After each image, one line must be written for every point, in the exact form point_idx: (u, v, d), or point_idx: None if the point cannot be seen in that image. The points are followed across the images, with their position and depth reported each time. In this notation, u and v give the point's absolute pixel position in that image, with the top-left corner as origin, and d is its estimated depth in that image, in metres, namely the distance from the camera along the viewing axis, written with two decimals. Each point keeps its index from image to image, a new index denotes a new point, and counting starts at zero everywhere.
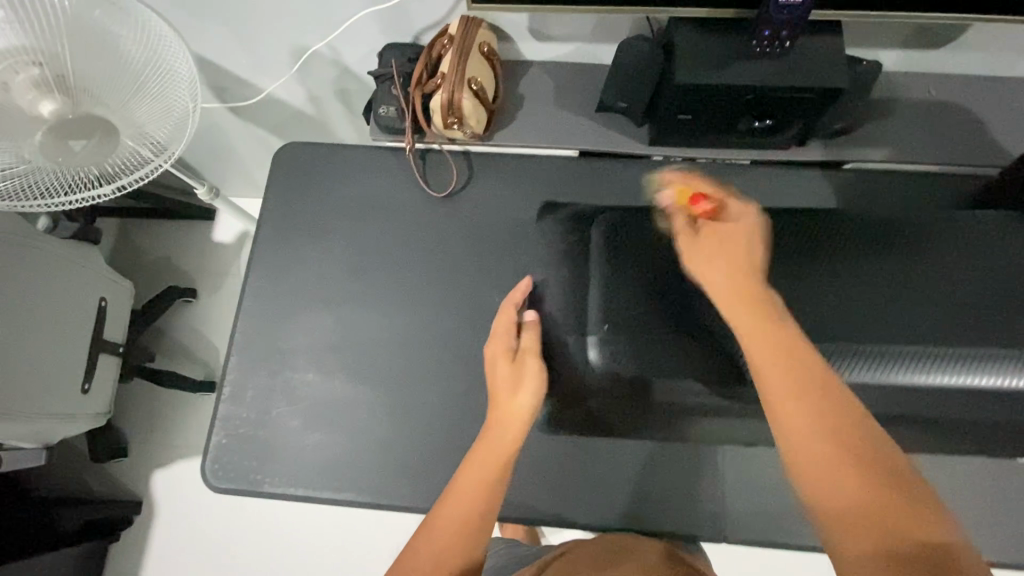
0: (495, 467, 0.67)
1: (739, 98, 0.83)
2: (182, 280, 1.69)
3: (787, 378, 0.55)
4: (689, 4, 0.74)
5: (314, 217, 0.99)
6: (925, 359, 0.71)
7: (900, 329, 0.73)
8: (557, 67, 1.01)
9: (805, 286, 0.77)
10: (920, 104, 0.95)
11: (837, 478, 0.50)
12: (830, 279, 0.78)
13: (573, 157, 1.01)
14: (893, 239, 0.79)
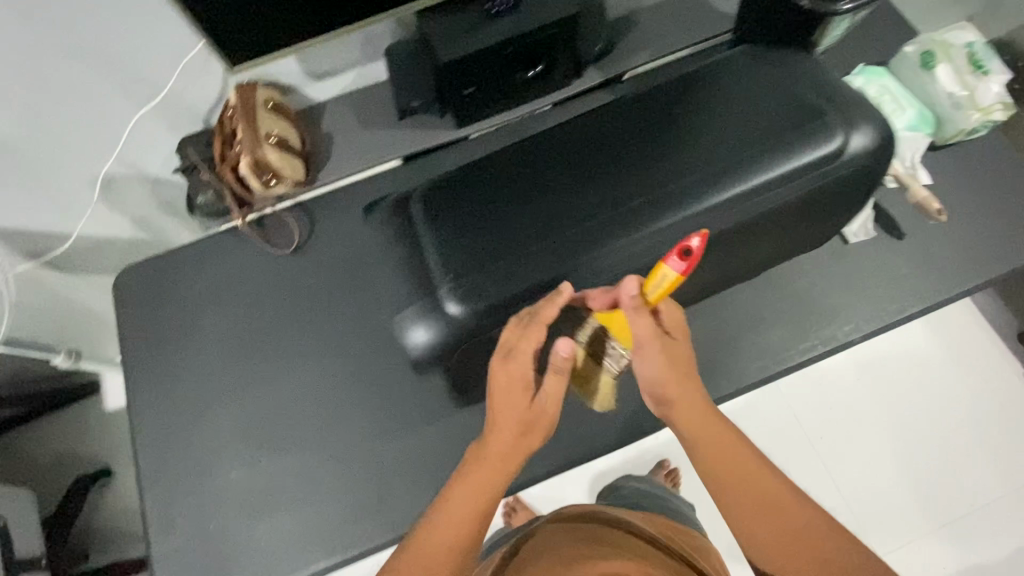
0: (486, 467, 0.64)
1: (501, 54, 0.93)
2: (87, 463, 1.55)
3: (733, 474, 0.64)
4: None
5: (177, 325, 0.97)
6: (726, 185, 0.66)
7: (727, 149, 0.67)
8: (349, 97, 1.07)
9: (615, 158, 0.69)
10: (655, 7, 1.09)
11: (760, 496, 0.63)
12: (641, 139, 0.70)
13: (399, 165, 1.07)
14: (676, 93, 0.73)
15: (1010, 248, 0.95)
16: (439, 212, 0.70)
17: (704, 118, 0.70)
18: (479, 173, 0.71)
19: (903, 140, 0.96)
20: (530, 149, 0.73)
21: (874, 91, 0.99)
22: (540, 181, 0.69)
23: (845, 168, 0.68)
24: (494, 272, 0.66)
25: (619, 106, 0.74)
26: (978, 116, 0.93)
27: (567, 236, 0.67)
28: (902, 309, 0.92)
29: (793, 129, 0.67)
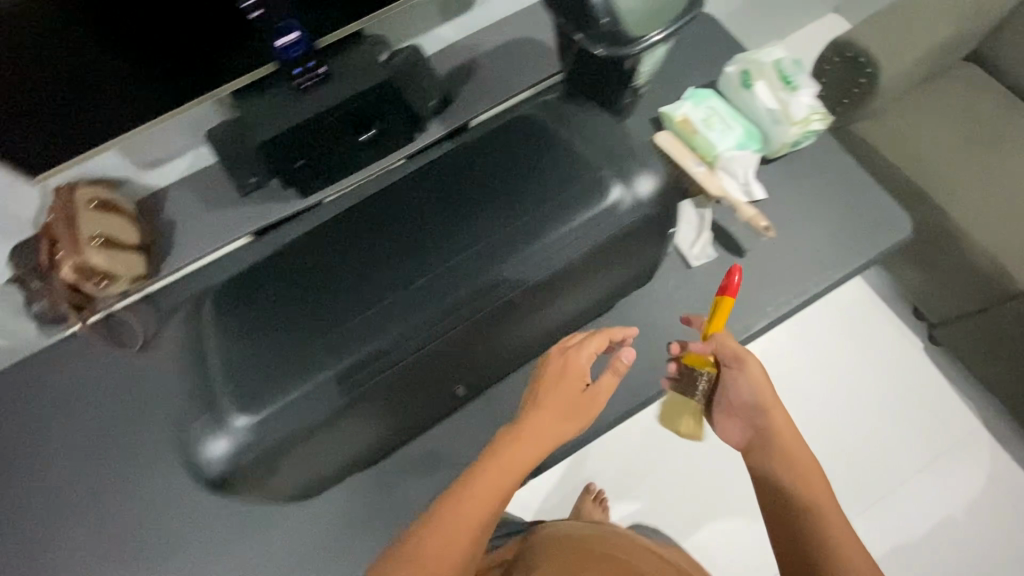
0: (517, 457, 0.73)
1: (324, 125, 0.92)
2: None
3: (775, 455, 0.74)
4: (228, 80, 0.83)
5: (28, 442, 0.94)
6: (472, 270, 0.84)
7: (474, 240, 0.85)
8: (189, 180, 1.05)
9: (392, 252, 0.85)
10: (490, 54, 1.11)
11: (811, 481, 0.70)
12: (459, 212, 0.87)
13: (251, 242, 1.05)
14: (442, 186, 0.89)
15: (847, 253, 0.97)
16: (241, 314, 0.82)
17: (461, 209, 0.87)
18: (322, 258, 0.85)
19: (735, 159, 0.97)
20: (322, 244, 0.86)
21: (702, 113, 1.01)
22: (331, 278, 0.84)
23: (624, 213, 0.89)
24: (290, 366, 0.80)
25: (399, 199, 0.89)
26: (797, 128, 0.96)
27: (351, 326, 0.81)
28: (747, 328, 0.94)
29: (575, 188, 0.87)
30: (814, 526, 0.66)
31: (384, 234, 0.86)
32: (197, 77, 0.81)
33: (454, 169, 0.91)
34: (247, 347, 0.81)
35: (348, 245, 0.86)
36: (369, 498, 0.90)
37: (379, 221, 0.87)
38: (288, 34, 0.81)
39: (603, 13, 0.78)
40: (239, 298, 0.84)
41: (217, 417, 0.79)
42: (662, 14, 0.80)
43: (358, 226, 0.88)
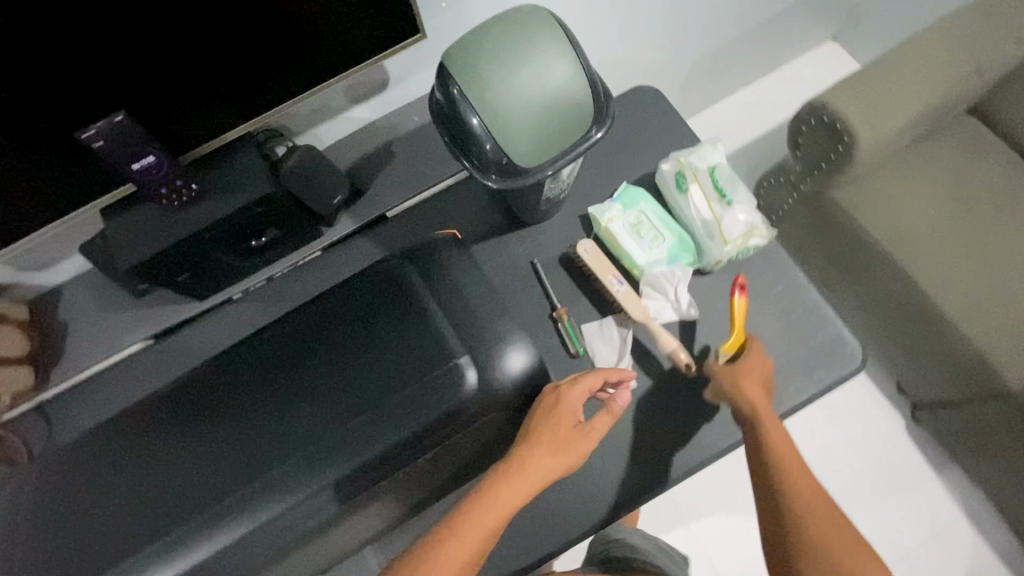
0: (514, 497, 0.68)
1: (206, 239, 0.84)
2: None
3: (785, 459, 0.75)
4: (87, 199, 0.77)
5: None
6: (311, 458, 0.62)
7: (322, 416, 0.64)
8: (86, 278, 0.99)
9: (218, 425, 0.65)
10: (408, 138, 1.01)
11: (807, 490, 0.73)
12: (273, 403, 0.66)
13: (146, 346, 0.98)
14: (294, 335, 0.70)
15: (792, 384, 0.85)
16: (40, 501, 0.65)
17: (308, 367, 0.67)
18: (100, 459, 0.66)
19: (662, 273, 0.87)
20: (139, 415, 0.67)
21: (631, 218, 0.90)
22: (139, 462, 0.65)
23: (482, 405, 0.65)
24: None
25: (244, 352, 0.70)
26: (733, 248, 0.86)
27: (150, 532, 0.61)
28: (673, 471, 0.83)
29: (422, 380, 0.64)
30: (820, 534, 0.71)
31: (212, 400, 0.67)
32: (48, 199, 0.75)
33: (311, 309, 0.72)
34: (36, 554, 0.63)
35: (165, 419, 0.66)
36: None
37: (213, 383, 0.68)
38: (143, 157, 0.73)
39: (484, 137, 0.69)
40: (43, 487, 0.66)
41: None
42: (555, 137, 0.70)
43: (185, 391, 0.68)
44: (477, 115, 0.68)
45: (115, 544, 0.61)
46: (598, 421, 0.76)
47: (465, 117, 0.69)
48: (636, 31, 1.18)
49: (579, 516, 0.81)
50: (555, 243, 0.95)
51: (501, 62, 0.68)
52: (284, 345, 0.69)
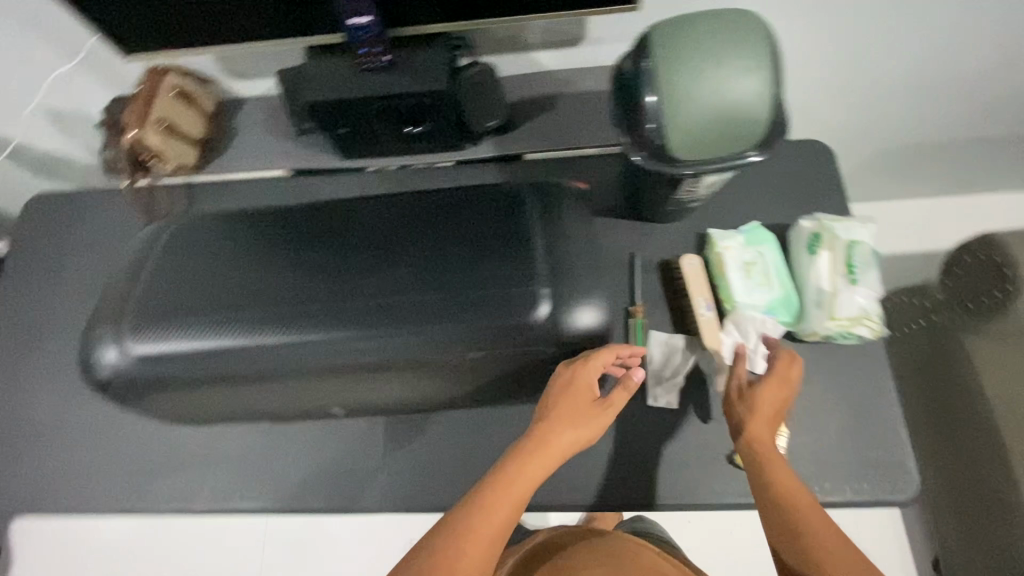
0: (525, 484, 0.67)
1: (375, 106, 0.94)
2: None
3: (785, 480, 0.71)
4: (306, 34, 0.89)
5: (52, 254, 1.09)
6: (387, 307, 0.69)
7: (409, 278, 0.71)
8: (268, 101, 1.13)
9: (325, 251, 0.74)
10: (577, 97, 1.06)
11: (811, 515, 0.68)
12: (371, 258, 0.73)
13: (287, 176, 1.12)
14: (413, 210, 0.78)
15: (829, 480, 0.81)
16: (167, 246, 0.77)
17: (414, 236, 0.74)
18: (227, 236, 0.77)
19: (753, 319, 0.86)
20: (269, 219, 0.78)
21: (748, 256, 0.90)
22: (254, 251, 0.75)
23: (543, 336, 0.70)
24: (164, 317, 0.70)
25: (367, 207, 0.79)
26: (836, 324, 0.82)
27: (238, 305, 0.70)
28: (674, 498, 0.82)
29: (502, 288, 0.69)
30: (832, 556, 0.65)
31: (327, 231, 0.76)
32: (281, 23, 0.87)
33: (434, 197, 0.80)
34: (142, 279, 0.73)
35: (288, 229, 0.77)
36: (241, 450, 0.90)
37: (334, 220, 0.78)
38: (362, 16, 0.82)
39: (651, 116, 0.71)
40: (173, 239, 0.78)
41: (87, 336, 0.71)
42: (713, 145, 0.72)
43: (310, 218, 0.78)
44: (653, 94, 0.70)
45: (211, 299, 0.71)
46: (614, 399, 0.75)
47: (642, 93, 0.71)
48: (838, 87, 1.13)
49: (570, 488, 0.84)
50: (663, 246, 0.96)
51: (699, 55, 0.70)
52: (400, 214, 0.77)
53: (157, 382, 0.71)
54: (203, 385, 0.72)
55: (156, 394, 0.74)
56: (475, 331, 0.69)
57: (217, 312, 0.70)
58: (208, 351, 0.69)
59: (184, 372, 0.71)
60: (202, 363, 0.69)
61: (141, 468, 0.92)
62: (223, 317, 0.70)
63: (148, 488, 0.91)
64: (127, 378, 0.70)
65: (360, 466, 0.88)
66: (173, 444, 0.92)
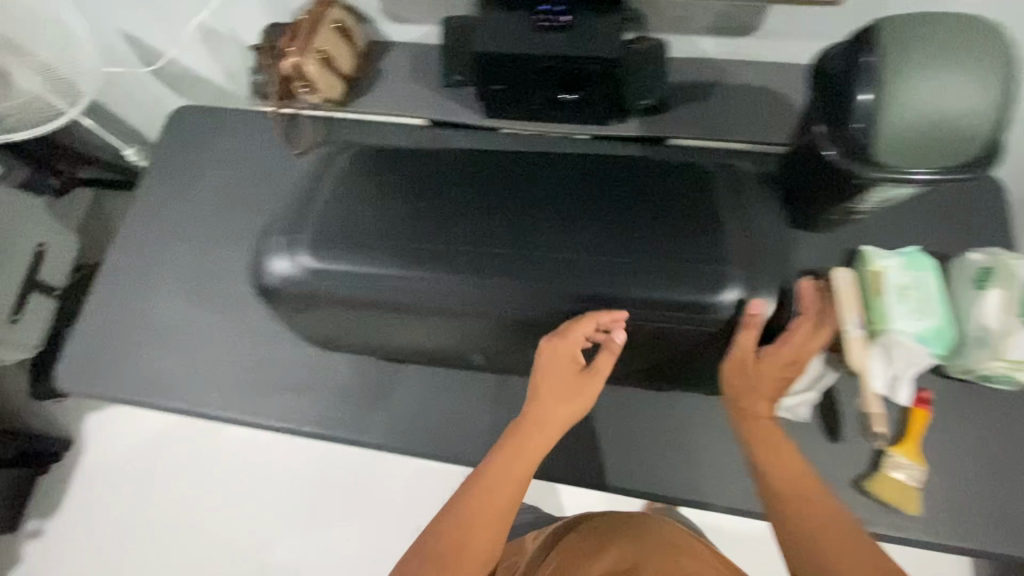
0: (523, 462, 0.68)
1: (539, 67, 0.92)
2: None
3: (783, 471, 0.68)
4: None
5: (189, 164, 1.12)
6: (568, 264, 0.69)
7: (591, 240, 0.70)
8: (415, 47, 1.13)
9: (503, 200, 0.73)
10: (734, 89, 1.02)
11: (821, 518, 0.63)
12: (552, 214, 0.73)
13: (424, 126, 1.13)
14: (586, 176, 0.78)
15: (951, 523, 0.79)
16: (335, 168, 0.75)
17: (593, 199, 0.73)
18: (395, 166, 0.75)
19: (904, 346, 0.82)
20: (440, 158, 0.77)
21: (903, 279, 0.85)
22: (427, 187, 0.73)
23: (717, 319, 0.70)
24: (340, 239, 0.69)
25: (539, 166, 0.79)
26: (1004, 365, 0.79)
27: (416, 239, 0.69)
28: None
29: (687, 264, 0.69)
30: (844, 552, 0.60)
31: (503, 182, 0.76)
32: None
33: (601, 168, 0.81)
34: (315, 198, 0.72)
35: (463, 172, 0.76)
36: (358, 380, 0.94)
37: (508, 174, 0.78)
38: None
39: (863, 114, 0.67)
40: (339, 163, 0.76)
41: (259, 243, 0.71)
42: (921, 154, 0.68)
43: (483, 166, 0.78)
44: (868, 94, 0.67)
45: (388, 227, 0.70)
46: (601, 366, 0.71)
47: (854, 92, 0.68)
48: None
49: None
50: (807, 256, 0.92)
51: (929, 56, 0.65)
52: (575, 178, 0.77)
53: (322, 299, 0.71)
54: (367, 311, 0.73)
55: (309, 313, 0.74)
56: (651, 302, 0.69)
57: (393, 241, 0.69)
58: (382, 279, 0.69)
59: (350, 296, 0.70)
60: (376, 290, 0.70)
61: (258, 382, 0.95)
62: (402, 249, 0.69)
63: (263, 401, 0.94)
64: (292, 292, 0.71)
65: (471, 416, 0.90)
66: (291, 363, 0.96)
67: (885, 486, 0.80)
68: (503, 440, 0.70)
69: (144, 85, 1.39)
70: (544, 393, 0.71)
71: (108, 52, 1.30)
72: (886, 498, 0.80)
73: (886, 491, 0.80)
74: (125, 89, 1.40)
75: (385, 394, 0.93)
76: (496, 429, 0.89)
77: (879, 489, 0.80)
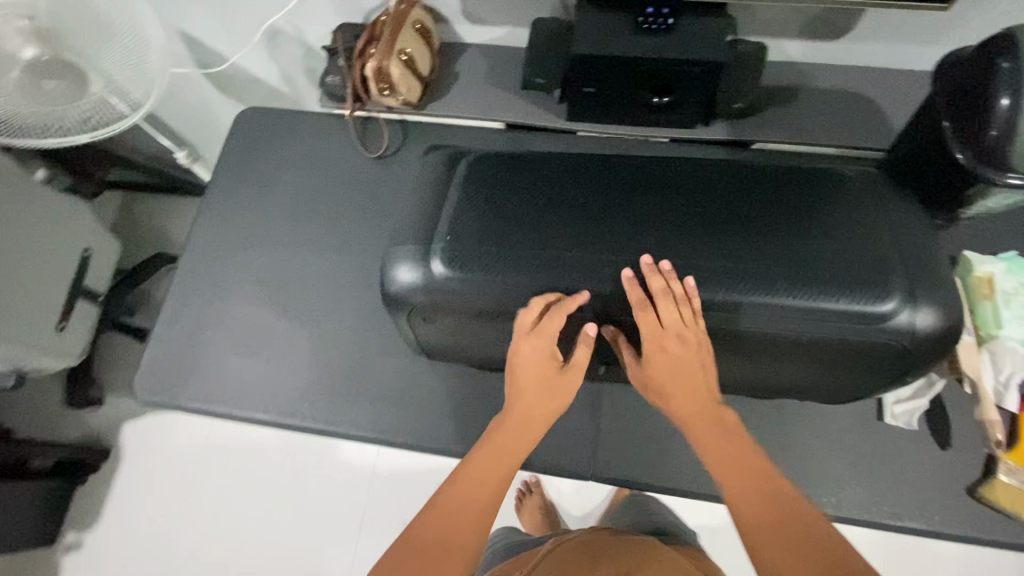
0: (499, 448, 0.64)
1: (638, 69, 0.90)
2: (158, 245, 1.75)
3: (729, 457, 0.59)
4: None
5: (263, 169, 1.10)
6: (714, 274, 0.63)
7: (739, 246, 0.64)
8: (491, 49, 1.10)
9: (637, 205, 0.68)
10: (822, 94, 1.01)
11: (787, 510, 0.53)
12: (692, 217, 0.67)
13: (501, 129, 1.10)
14: (722, 174, 0.71)
15: None
16: (460, 175, 0.73)
17: (735, 202, 0.68)
18: (521, 172, 0.73)
19: (1016, 354, 0.80)
20: (564, 162, 0.74)
21: (1010, 285, 0.85)
22: (555, 193, 0.70)
23: (889, 336, 0.61)
24: (473, 248, 0.66)
25: (668, 165, 0.73)
26: None
27: (550, 248, 0.66)
28: (899, 519, 0.81)
29: (853, 273, 0.61)
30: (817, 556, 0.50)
31: (632, 184, 0.71)
32: None
33: (738, 163, 0.73)
34: (443, 205, 0.71)
35: (589, 176, 0.72)
36: (454, 389, 0.92)
37: (637, 174, 0.72)
38: None
39: (998, 120, 0.69)
40: (463, 169, 0.74)
41: (388, 252, 0.69)
42: None
43: (608, 166, 0.73)
44: (1010, 99, 0.67)
45: (519, 235, 0.67)
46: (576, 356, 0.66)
47: (993, 96, 0.69)
48: None
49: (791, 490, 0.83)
50: None
51: None
52: (710, 176, 0.71)
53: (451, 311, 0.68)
54: (493, 323, 0.70)
55: (434, 324, 0.72)
56: (813, 312, 0.61)
57: (526, 251, 0.66)
58: (515, 290, 0.66)
59: (480, 307, 0.68)
60: (505, 298, 0.66)
61: (349, 392, 0.93)
62: (536, 258, 0.66)
63: (355, 412, 0.92)
64: (420, 303, 0.68)
65: (573, 426, 0.88)
66: (382, 373, 0.94)
67: (1008, 495, 0.79)
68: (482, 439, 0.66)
69: (198, 87, 1.36)
70: (525, 382, 0.66)
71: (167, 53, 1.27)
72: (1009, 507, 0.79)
73: (1008, 499, 0.79)
74: (177, 90, 1.37)
75: (482, 404, 0.91)
76: (597, 440, 0.88)
77: (1001, 497, 0.79)
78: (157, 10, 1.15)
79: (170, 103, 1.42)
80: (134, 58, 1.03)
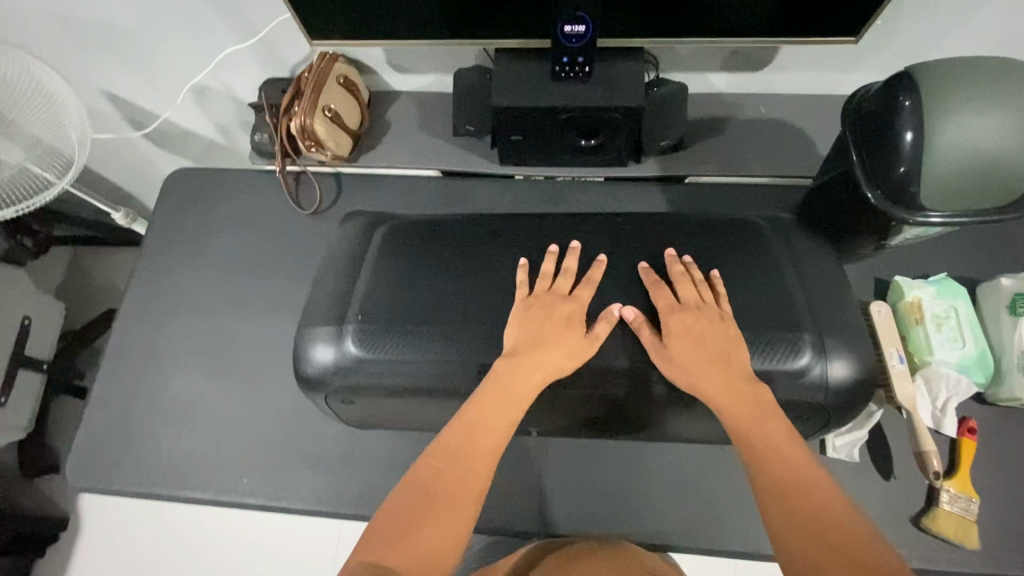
0: (503, 399, 0.60)
1: (561, 116, 0.90)
2: (108, 301, 1.69)
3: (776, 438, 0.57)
4: (505, 37, 0.85)
5: (195, 233, 1.07)
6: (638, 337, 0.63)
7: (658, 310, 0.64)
8: (420, 95, 1.09)
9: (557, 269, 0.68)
10: (750, 123, 1.01)
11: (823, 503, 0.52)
12: (611, 280, 0.67)
13: (436, 177, 1.09)
14: (641, 230, 0.71)
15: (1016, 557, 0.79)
16: (378, 248, 0.72)
17: (653, 263, 0.68)
18: (440, 240, 0.72)
19: (946, 376, 0.82)
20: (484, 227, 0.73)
21: (939, 308, 0.86)
22: (475, 262, 0.69)
23: (810, 392, 0.61)
24: (390, 328, 0.65)
25: (587, 225, 0.73)
26: None
27: (470, 322, 0.65)
28: None
29: (770, 331, 0.62)
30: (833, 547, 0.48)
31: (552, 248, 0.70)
32: (484, 27, 0.84)
33: (656, 218, 0.73)
34: (360, 283, 0.69)
35: (510, 241, 0.71)
36: (396, 450, 0.90)
37: (557, 236, 0.72)
38: (576, 24, 0.79)
39: (906, 156, 0.69)
40: (382, 240, 0.73)
41: (305, 337, 0.67)
42: (967, 197, 0.68)
43: (528, 230, 0.73)
44: (914, 134, 0.68)
45: (440, 311, 0.66)
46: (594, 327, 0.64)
47: (898, 130, 0.69)
48: None
49: (737, 533, 0.83)
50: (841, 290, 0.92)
51: (966, 101, 0.66)
52: (630, 234, 0.71)
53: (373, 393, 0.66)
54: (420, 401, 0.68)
55: (361, 405, 0.70)
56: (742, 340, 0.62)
57: (447, 327, 0.65)
58: (438, 368, 0.64)
59: (403, 389, 0.66)
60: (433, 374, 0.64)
61: (291, 462, 0.91)
62: (459, 334, 0.65)
63: (295, 483, 0.90)
64: (341, 387, 0.66)
65: (518, 481, 0.87)
66: (322, 438, 0.92)
67: (948, 523, 0.79)
68: (471, 408, 0.61)
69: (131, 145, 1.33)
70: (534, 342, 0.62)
71: (95, 116, 1.24)
72: (953, 533, 0.78)
73: (951, 526, 0.79)
74: (110, 150, 1.34)
75: None
76: (544, 494, 0.87)
77: (943, 525, 0.79)
78: (76, 74, 1.12)
79: (105, 163, 1.39)
80: (56, 122, 1.03)
